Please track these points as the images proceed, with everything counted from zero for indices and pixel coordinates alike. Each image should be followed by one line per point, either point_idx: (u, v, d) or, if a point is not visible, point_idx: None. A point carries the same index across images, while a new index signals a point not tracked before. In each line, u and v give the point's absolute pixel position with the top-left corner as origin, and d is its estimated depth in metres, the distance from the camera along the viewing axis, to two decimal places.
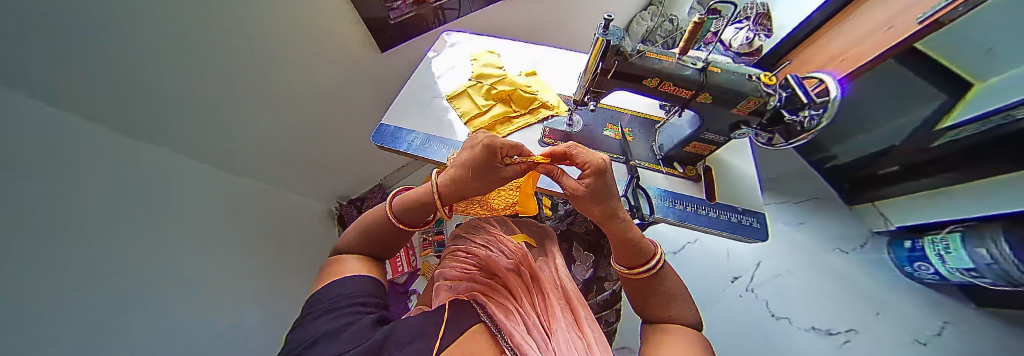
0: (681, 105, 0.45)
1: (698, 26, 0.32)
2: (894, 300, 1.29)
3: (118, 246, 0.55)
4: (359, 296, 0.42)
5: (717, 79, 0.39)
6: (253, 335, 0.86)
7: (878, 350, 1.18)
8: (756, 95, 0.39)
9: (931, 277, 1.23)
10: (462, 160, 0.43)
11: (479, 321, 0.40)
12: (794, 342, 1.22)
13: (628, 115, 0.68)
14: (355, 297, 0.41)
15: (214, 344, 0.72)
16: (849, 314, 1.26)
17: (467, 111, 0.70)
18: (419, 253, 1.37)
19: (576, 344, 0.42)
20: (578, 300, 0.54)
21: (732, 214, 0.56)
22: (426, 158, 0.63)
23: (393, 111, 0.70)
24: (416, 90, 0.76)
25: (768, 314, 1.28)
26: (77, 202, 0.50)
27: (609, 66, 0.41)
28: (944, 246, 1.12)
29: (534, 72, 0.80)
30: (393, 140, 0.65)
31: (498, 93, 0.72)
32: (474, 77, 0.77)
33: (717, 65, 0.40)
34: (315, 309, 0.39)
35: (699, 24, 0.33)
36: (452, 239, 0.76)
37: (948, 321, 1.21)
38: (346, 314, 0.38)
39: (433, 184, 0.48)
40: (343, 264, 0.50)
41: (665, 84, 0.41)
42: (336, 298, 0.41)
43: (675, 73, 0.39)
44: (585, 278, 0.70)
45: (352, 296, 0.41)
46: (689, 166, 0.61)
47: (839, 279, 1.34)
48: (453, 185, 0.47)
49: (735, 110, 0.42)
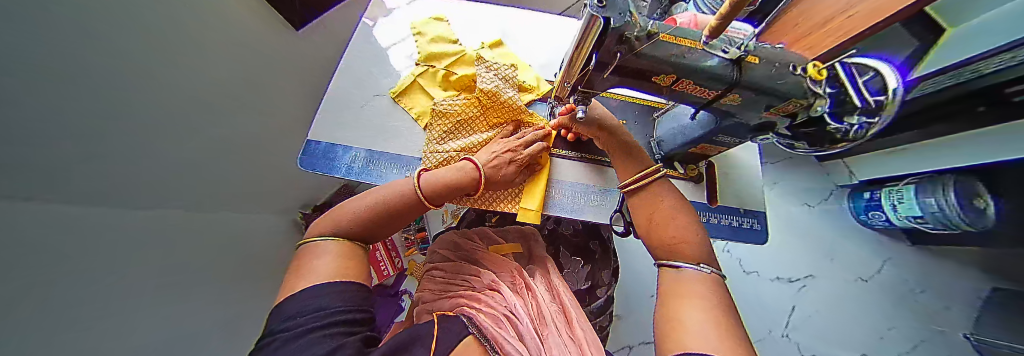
0: (698, 104, 0.36)
1: (722, 27, 0.20)
2: (852, 246, 1.39)
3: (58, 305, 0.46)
4: (343, 306, 0.31)
5: (757, 77, 0.28)
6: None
7: (830, 290, 1.32)
8: (799, 96, 0.29)
9: (882, 224, 1.30)
10: (526, 151, 0.50)
11: (468, 334, 0.34)
12: (760, 291, 1.36)
13: (623, 103, 0.57)
14: (337, 308, 0.30)
15: None
16: (810, 262, 1.38)
17: (424, 111, 0.56)
18: (402, 253, 1.29)
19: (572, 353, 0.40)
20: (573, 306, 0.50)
21: (734, 217, 0.53)
22: (375, 184, 0.51)
23: (323, 120, 0.55)
24: (348, 85, 0.59)
25: (741, 270, 1.39)
26: (44, 267, 0.45)
27: (607, 57, 0.29)
28: (898, 197, 1.13)
29: (500, 43, 0.64)
30: (328, 162, 0.51)
31: (458, 81, 0.57)
32: (422, 60, 0.60)
33: (756, 51, 0.28)
34: (276, 338, 0.26)
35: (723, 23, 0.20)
36: (429, 256, 0.68)
37: (890, 258, 1.34)
38: (330, 333, 0.27)
39: (479, 169, 0.47)
40: (315, 262, 0.35)
41: (681, 82, 0.30)
42: (308, 316, 0.28)
43: (699, 69, 0.28)
44: (576, 287, 0.65)
45: (336, 308, 0.30)
46: (690, 165, 0.55)
47: (809, 235, 1.43)
48: (498, 172, 0.48)
49: (766, 113, 0.33)
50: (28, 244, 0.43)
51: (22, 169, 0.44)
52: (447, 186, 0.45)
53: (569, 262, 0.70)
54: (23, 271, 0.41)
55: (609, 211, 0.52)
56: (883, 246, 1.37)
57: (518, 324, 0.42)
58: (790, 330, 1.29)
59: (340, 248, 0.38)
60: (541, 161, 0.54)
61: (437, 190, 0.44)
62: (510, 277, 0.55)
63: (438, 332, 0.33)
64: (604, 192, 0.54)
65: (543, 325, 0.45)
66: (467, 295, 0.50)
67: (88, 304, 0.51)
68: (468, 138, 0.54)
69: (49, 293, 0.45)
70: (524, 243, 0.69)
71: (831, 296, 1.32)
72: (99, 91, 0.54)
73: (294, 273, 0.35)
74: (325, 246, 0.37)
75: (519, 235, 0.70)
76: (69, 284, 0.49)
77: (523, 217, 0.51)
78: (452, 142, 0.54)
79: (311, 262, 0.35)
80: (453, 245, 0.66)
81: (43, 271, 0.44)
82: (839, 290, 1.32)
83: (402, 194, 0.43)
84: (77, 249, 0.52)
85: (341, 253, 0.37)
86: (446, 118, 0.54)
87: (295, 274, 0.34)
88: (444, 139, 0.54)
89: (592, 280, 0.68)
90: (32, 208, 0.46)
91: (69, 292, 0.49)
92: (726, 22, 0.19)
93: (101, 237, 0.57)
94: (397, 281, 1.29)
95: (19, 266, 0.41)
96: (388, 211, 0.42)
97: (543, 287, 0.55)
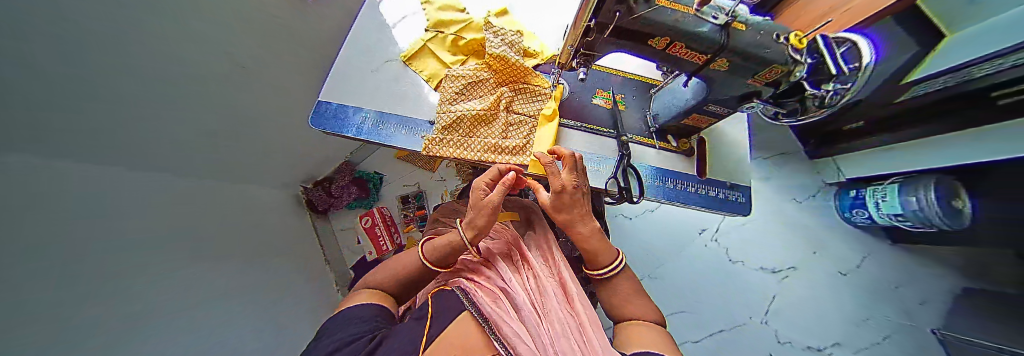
0: (690, 71, 0.39)
1: None
2: (834, 242, 1.40)
3: (116, 246, 0.50)
4: (380, 315, 0.37)
5: (739, 42, 0.32)
6: (267, 321, 0.85)
7: (811, 283, 1.35)
8: (781, 62, 0.34)
9: (864, 221, 1.30)
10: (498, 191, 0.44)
11: (465, 311, 0.32)
12: (744, 281, 1.39)
13: (619, 77, 0.62)
14: (375, 317, 0.35)
15: (236, 326, 0.73)
16: (796, 255, 1.40)
17: (434, 74, 0.58)
18: (401, 230, 1.37)
19: (569, 323, 0.38)
20: (573, 283, 0.47)
21: (722, 190, 0.57)
22: (384, 144, 0.53)
23: (334, 83, 0.57)
24: (357, 51, 0.60)
25: (727, 260, 1.41)
26: (96, 207, 0.48)
27: (607, 18, 0.30)
28: (881, 195, 1.13)
29: (506, 11, 0.64)
30: (338, 122, 0.53)
31: (466, 45, 0.59)
32: (431, 26, 0.62)
33: (742, 19, 0.32)
34: (335, 324, 0.34)
35: None
36: (431, 224, 0.71)
37: (868, 254, 1.37)
38: (369, 324, 0.34)
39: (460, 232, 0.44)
40: (357, 296, 0.43)
41: (674, 45, 0.33)
42: (358, 314, 0.35)
43: (689, 32, 0.31)
44: (574, 255, 0.70)
45: (375, 313, 0.36)
46: (683, 139, 0.58)
47: (787, 224, 1.44)
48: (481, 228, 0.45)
49: (751, 80, 0.37)
50: (102, 194, 0.50)
51: (105, 133, 0.52)
52: (446, 249, 0.45)
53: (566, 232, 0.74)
54: (81, 224, 0.44)
55: (604, 177, 0.52)
56: (865, 242, 1.39)
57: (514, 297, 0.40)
58: (769, 317, 1.33)
59: (372, 294, 0.44)
60: (538, 117, 0.53)
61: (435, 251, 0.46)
62: (506, 247, 0.53)
63: (432, 312, 0.34)
64: (601, 159, 0.55)
65: (541, 297, 0.44)
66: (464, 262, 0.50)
67: (168, 250, 0.61)
68: (481, 98, 0.53)
69: (127, 238, 0.52)
70: (522, 211, 0.69)
71: (811, 287, 1.35)
72: (159, 51, 0.55)
73: (351, 295, 0.44)
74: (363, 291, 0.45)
75: (518, 204, 0.71)
76: (123, 234, 0.52)
77: (533, 169, 0.51)
78: (462, 103, 0.53)
79: (357, 295, 0.43)
80: (456, 213, 0.68)
81: (95, 220, 0.47)
82: (820, 283, 1.35)
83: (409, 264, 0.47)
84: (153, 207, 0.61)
85: (374, 294, 0.44)
86: (459, 80, 0.54)
87: (351, 298, 0.43)
88: (457, 100, 0.53)
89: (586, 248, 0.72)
90: (76, 158, 0.48)
91: (126, 239, 0.52)
92: None
93: (140, 195, 0.60)
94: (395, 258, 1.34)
95: (93, 213, 0.47)
96: (400, 280, 0.46)
97: (538, 257, 0.54)
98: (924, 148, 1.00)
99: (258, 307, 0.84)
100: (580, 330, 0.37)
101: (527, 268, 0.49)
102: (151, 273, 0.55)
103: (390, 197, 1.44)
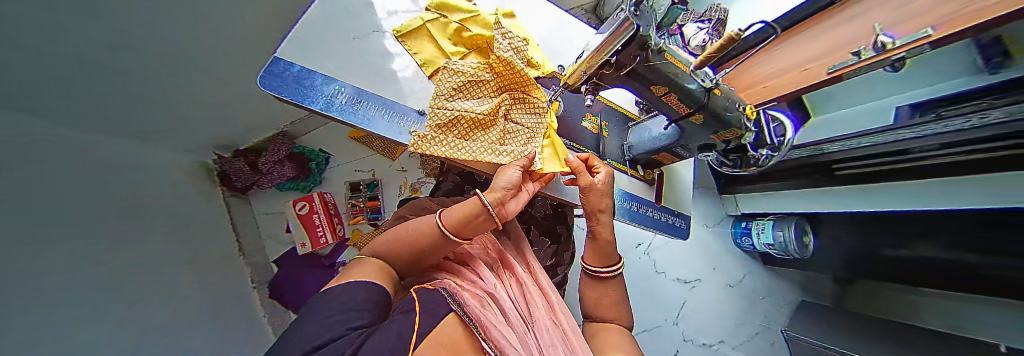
0: (673, 117, 0.46)
1: (728, 43, 0.27)
2: (728, 261, 1.77)
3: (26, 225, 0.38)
4: (367, 304, 0.30)
5: (717, 103, 0.40)
6: (194, 322, 0.69)
7: (709, 292, 1.69)
8: (738, 126, 0.43)
9: (748, 246, 1.65)
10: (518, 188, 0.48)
11: (450, 311, 0.31)
12: (665, 289, 1.65)
13: (603, 104, 0.67)
14: (359, 310, 0.29)
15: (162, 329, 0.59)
16: (703, 270, 1.73)
17: (431, 60, 0.55)
18: (346, 221, 1.22)
19: (553, 331, 0.42)
20: (552, 291, 0.51)
21: (670, 216, 0.69)
22: (358, 127, 0.47)
23: (299, 41, 0.48)
24: (337, 13, 0.53)
25: (654, 270, 1.66)
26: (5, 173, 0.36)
27: (627, 58, 0.34)
28: (761, 228, 1.46)
29: (512, 14, 0.64)
30: (302, 89, 0.44)
31: (471, 39, 0.54)
32: (434, 5, 0.56)
33: (720, 87, 0.41)
34: (313, 314, 0.28)
35: (728, 42, 0.27)
36: (395, 221, 0.64)
37: (749, 271, 1.76)
38: (350, 321, 0.27)
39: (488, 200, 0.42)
40: (348, 272, 0.36)
41: (669, 94, 0.39)
42: (340, 303, 0.29)
43: (682, 86, 0.38)
44: (545, 264, 0.75)
45: (362, 303, 0.30)
46: (648, 170, 0.68)
47: (700, 244, 1.77)
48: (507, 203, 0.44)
49: (715, 135, 0.47)
50: (16, 153, 0.39)
51: (28, 76, 0.40)
52: (472, 214, 0.41)
53: (538, 242, 0.77)
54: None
55: None
56: (746, 262, 1.77)
57: (501, 303, 0.41)
58: (679, 320, 1.61)
59: (378, 266, 0.38)
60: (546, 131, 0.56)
61: (456, 220, 0.40)
62: (486, 252, 0.52)
63: (421, 307, 0.30)
64: None
65: (525, 305, 0.46)
66: (445, 265, 0.47)
67: (67, 227, 0.46)
68: (480, 101, 0.51)
69: (39, 211, 0.41)
70: None
71: (709, 296, 1.69)
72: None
73: (342, 274, 0.37)
74: (366, 262, 0.39)
75: None
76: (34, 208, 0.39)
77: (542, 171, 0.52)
78: (459, 101, 0.50)
79: (353, 270, 0.37)
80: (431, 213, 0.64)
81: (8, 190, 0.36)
82: (716, 293, 1.70)
83: (422, 230, 0.41)
84: (47, 168, 0.46)
85: (376, 267, 0.38)
86: (457, 76, 0.50)
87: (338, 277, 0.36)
88: (453, 96, 0.50)
89: (555, 258, 0.77)
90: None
91: (35, 216, 0.40)
92: (722, 47, 0.28)
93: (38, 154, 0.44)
94: (334, 253, 1.17)
95: (18, 177, 0.38)
96: (407, 247, 0.41)
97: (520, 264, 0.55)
98: (799, 198, 1.24)
99: (182, 302, 0.69)
100: (563, 338, 0.41)
101: (509, 275, 0.50)
102: (61, 261, 0.42)
103: (335, 181, 1.27)
